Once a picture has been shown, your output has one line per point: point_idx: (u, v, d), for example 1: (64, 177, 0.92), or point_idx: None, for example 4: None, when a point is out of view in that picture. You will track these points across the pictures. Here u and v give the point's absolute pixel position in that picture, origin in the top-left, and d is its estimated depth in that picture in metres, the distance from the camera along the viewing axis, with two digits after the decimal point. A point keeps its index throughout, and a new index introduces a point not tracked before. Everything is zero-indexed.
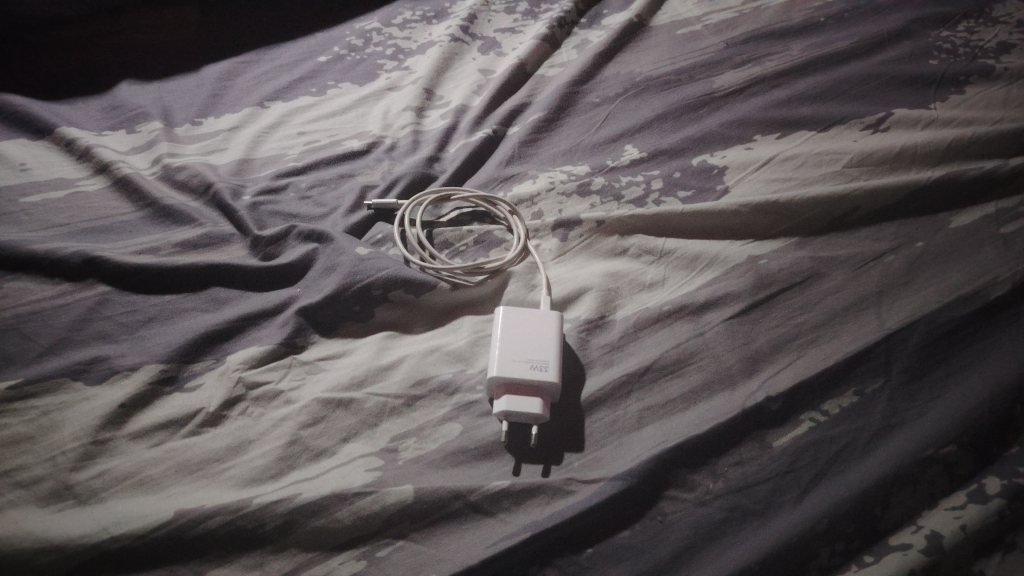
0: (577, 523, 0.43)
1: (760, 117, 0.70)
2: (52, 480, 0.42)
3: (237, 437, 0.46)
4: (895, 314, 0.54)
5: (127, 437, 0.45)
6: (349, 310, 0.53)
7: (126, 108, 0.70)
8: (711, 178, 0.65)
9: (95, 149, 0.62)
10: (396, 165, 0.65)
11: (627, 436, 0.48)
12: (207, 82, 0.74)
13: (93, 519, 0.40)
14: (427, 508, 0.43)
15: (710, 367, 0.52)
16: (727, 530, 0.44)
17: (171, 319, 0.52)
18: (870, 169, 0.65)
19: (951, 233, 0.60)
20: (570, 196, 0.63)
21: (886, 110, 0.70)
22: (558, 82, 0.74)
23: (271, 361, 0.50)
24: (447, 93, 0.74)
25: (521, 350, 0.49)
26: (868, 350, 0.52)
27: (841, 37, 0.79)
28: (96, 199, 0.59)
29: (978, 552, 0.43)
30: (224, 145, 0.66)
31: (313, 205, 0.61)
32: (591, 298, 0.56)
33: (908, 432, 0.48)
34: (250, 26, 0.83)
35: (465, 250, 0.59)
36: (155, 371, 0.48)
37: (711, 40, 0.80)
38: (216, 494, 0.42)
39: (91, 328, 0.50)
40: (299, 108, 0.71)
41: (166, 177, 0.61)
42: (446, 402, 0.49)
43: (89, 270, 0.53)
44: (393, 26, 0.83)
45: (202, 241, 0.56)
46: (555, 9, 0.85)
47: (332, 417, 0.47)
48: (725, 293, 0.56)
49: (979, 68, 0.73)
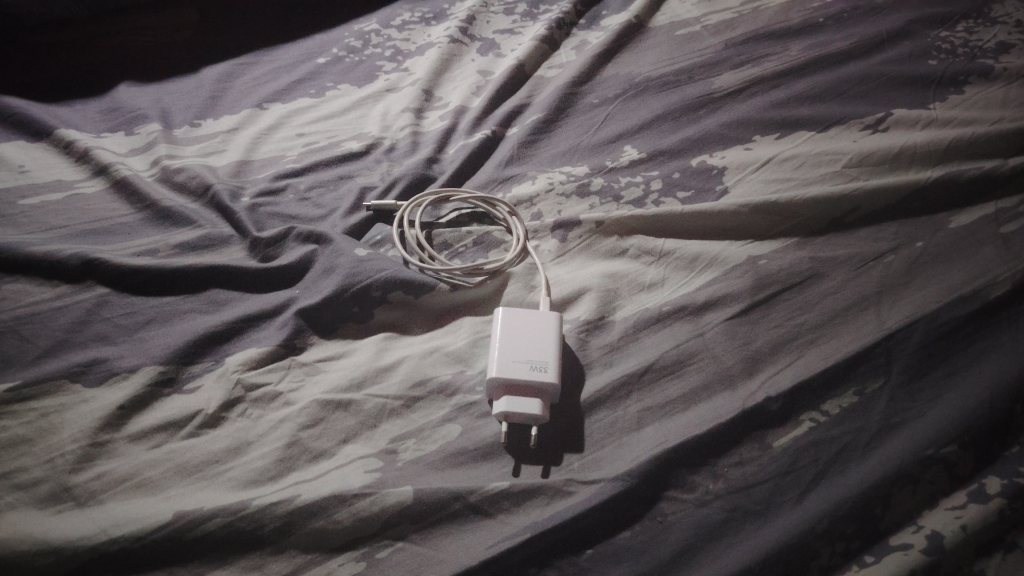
0: (577, 524, 0.43)
1: (760, 118, 0.70)
2: (51, 482, 0.42)
3: (236, 439, 0.46)
4: (896, 314, 0.54)
5: (126, 439, 0.45)
6: (348, 311, 0.52)
7: (125, 110, 0.70)
8: (710, 179, 0.65)
9: (94, 151, 0.62)
10: (395, 166, 0.65)
11: (627, 436, 0.48)
12: (206, 84, 0.74)
13: (92, 522, 0.40)
14: (426, 509, 0.43)
15: (710, 366, 0.52)
16: (727, 531, 0.43)
17: (170, 321, 0.52)
18: (870, 169, 0.65)
19: (951, 233, 0.60)
20: (569, 197, 0.63)
21: (886, 110, 0.70)
22: (557, 83, 0.74)
23: (270, 363, 0.50)
24: (446, 94, 0.74)
25: (520, 350, 0.49)
26: (869, 350, 0.52)
27: (840, 37, 0.79)
28: (95, 201, 0.59)
29: (979, 552, 0.43)
30: (223, 147, 0.66)
31: (312, 207, 0.61)
32: (590, 299, 0.56)
33: (909, 433, 0.47)
34: (250, 30, 0.83)
35: (465, 250, 0.59)
36: (154, 373, 0.48)
37: (710, 40, 0.80)
38: (215, 496, 0.42)
39: (90, 330, 0.50)
40: (298, 109, 0.71)
41: (165, 179, 0.61)
42: (446, 403, 0.49)
43: (88, 272, 0.53)
44: (392, 27, 0.83)
45: (201, 243, 0.56)
46: (554, 11, 0.85)
47: (331, 418, 0.47)
48: (724, 294, 0.56)
49: (978, 68, 0.73)
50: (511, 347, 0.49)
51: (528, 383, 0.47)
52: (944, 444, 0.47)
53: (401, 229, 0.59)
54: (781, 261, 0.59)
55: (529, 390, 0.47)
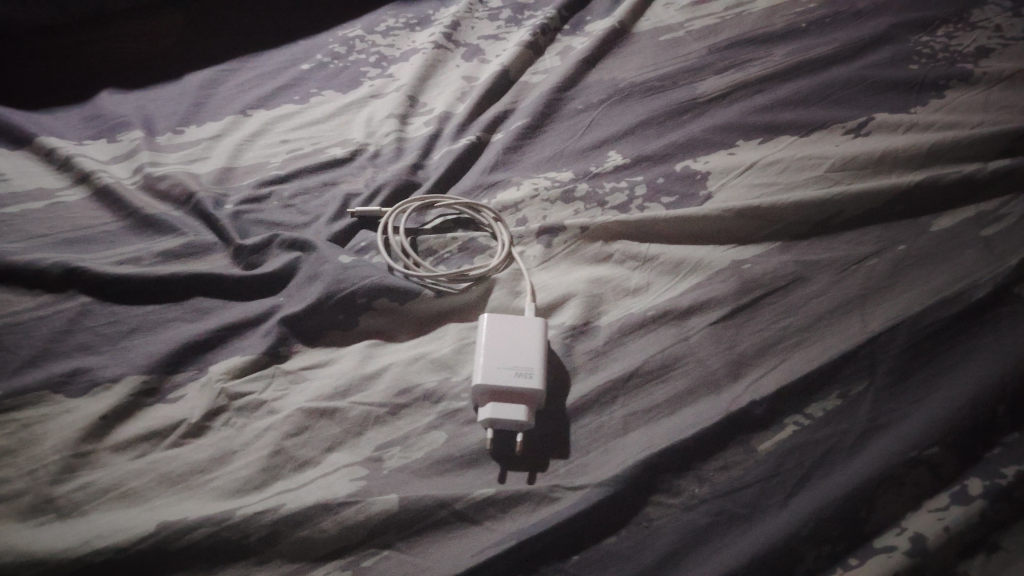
0: (563, 531, 0.43)
1: (743, 123, 0.70)
2: (32, 493, 0.41)
3: (220, 448, 0.45)
4: (880, 317, 0.55)
5: (109, 449, 0.44)
6: (332, 318, 0.52)
7: (107, 117, 0.69)
8: (694, 184, 0.65)
9: (75, 159, 0.62)
10: (379, 172, 0.65)
11: (613, 442, 0.48)
12: (189, 90, 0.73)
13: (75, 533, 0.39)
14: (412, 517, 0.42)
15: (696, 372, 0.52)
16: (713, 535, 0.44)
17: (153, 330, 0.51)
18: (853, 173, 0.65)
19: (934, 236, 0.60)
20: (553, 203, 0.63)
21: (868, 114, 0.71)
22: (541, 89, 0.74)
23: (254, 371, 0.49)
24: (430, 100, 0.74)
25: (504, 358, 0.49)
26: (854, 354, 0.52)
27: (822, 42, 0.80)
28: (77, 209, 0.59)
29: (963, 553, 0.43)
30: (206, 154, 0.66)
31: (296, 214, 0.60)
32: (575, 304, 0.56)
33: (895, 436, 0.48)
34: (234, 36, 0.83)
35: (450, 257, 0.59)
36: (137, 382, 0.48)
37: (694, 46, 0.80)
38: (200, 505, 0.42)
39: (72, 339, 0.50)
40: (282, 116, 0.71)
41: (148, 186, 0.61)
42: (431, 410, 0.48)
43: (70, 281, 0.52)
44: (376, 34, 0.83)
45: (185, 251, 0.56)
46: (538, 16, 0.85)
47: (316, 426, 0.47)
48: (709, 298, 0.56)
49: (958, 73, 0.74)
50: (495, 354, 0.49)
51: (512, 393, 0.47)
52: (931, 446, 0.47)
53: (385, 236, 0.59)
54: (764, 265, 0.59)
55: (512, 398, 0.47)
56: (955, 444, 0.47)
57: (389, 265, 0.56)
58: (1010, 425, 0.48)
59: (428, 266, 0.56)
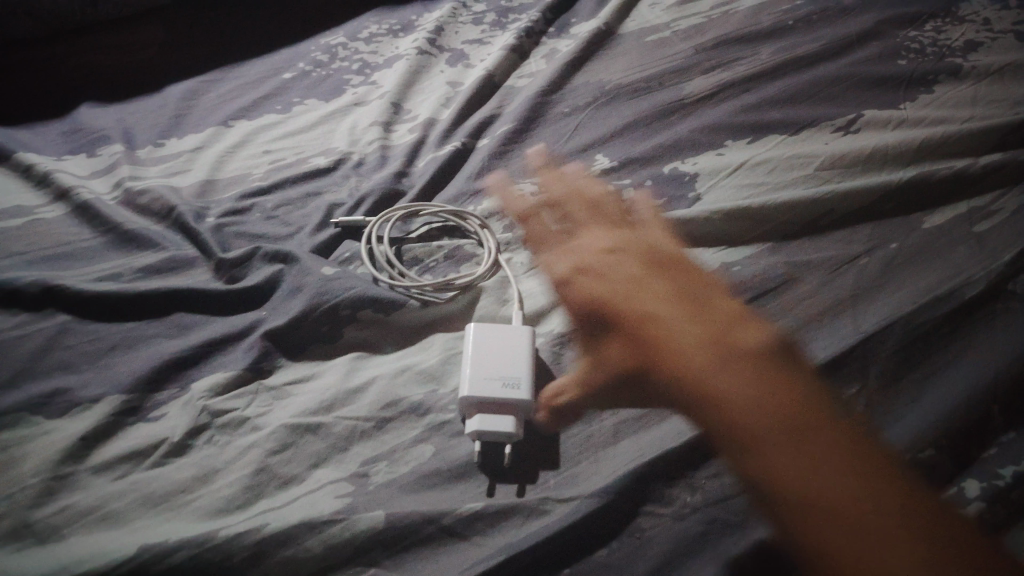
0: (552, 544, 0.42)
1: (730, 123, 0.70)
2: (10, 519, 0.41)
3: (203, 467, 0.44)
4: (744, 350, 0.52)
5: (89, 471, 0.44)
6: (316, 331, 0.52)
7: (86, 132, 0.69)
8: (683, 186, 0.64)
9: (55, 175, 0.61)
10: (363, 181, 0.64)
11: (603, 452, 0.47)
12: (170, 103, 0.73)
13: (53, 559, 0.38)
14: (399, 534, 0.42)
15: (647, 403, 0.50)
16: (705, 545, 0.43)
17: (134, 347, 0.50)
18: (842, 171, 0.65)
19: (925, 234, 0.60)
20: (539, 209, 0.62)
21: (857, 112, 0.70)
22: (527, 93, 0.73)
23: (237, 388, 0.48)
24: (415, 106, 0.73)
25: (492, 366, 0.48)
26: (814, 387, 0.50)
27: (810, 40, 0.79)
28: (55, 225, 0.58)
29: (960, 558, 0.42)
30: (187, 167, 0.65)
31: (280, 225, 0.60)
32: (563, 311, 0.56)
33: (858, 475, 0.45)
34: (215, 45, 0.82)
35: (436, 266, 0.58)
36: (117, 402, 0.47)
37: (680, 45, 0.79)
38: (182, 527, 0.41)
39: (50, 359, 0.49)
40: (264, 126, 0.70)
41: (128, 201, 0.60)
42: (417, 423, 0.48)
43: (48, 300, 0.52)
44: (359, 40, 0.82)
45: (165, 266, 0.55)
46: (523, 19, 0.84)
47: (300, 443, 0.46)
48: (700, 302, 0.56)
49: (947, 68, 0.73)
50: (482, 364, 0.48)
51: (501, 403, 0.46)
52: (835, 478, 0.44)
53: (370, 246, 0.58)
54: (633, 283, 0.56)
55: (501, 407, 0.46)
56: (886, 483, 0.44)
57: (374, 276, 0.56)
58: (1007, 424, 0.47)
59: (413, 276, 0.55)
